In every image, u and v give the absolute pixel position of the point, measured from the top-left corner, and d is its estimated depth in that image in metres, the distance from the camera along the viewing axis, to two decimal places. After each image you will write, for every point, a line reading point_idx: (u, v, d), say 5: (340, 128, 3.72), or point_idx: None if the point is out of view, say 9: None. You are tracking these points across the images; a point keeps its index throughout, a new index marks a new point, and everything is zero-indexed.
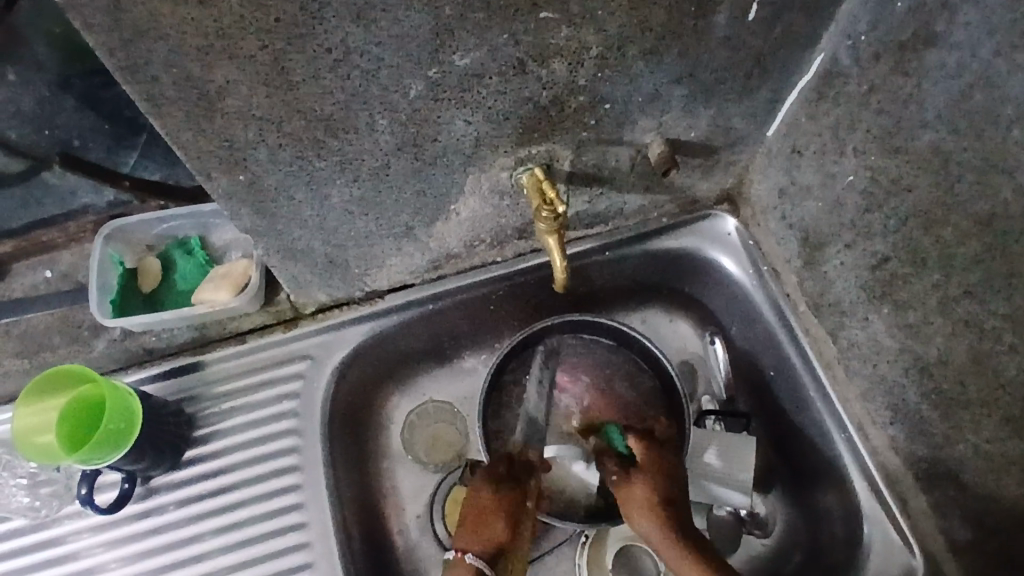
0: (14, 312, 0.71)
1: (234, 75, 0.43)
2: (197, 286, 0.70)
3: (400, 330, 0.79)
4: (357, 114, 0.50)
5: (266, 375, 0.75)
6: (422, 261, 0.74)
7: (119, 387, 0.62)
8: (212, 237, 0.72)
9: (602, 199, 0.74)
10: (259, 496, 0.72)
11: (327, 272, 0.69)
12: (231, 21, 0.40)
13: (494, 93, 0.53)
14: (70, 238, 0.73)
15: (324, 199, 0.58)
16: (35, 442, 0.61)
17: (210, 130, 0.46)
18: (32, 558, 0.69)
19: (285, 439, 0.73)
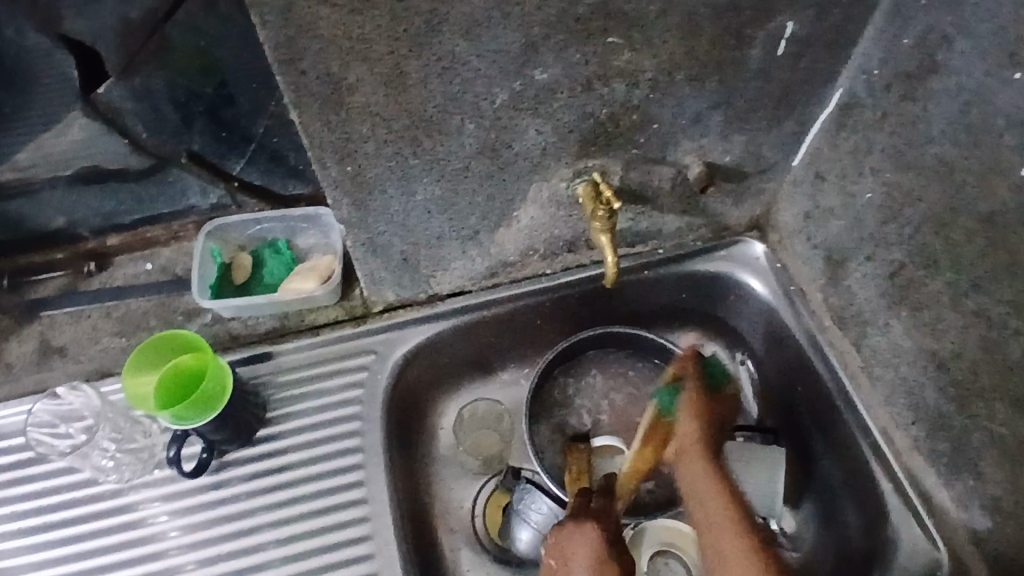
0: (119, 298, 0.80)
1: (364, 74, 0.53)
2: (282, 280, 0.79)
3: (457, 333, 0.86)
4: (451, 117, 0.60)
5: (334, 366, 0.82)
6: (482, 268, 0.82)
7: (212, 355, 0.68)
8: (298, 240, 0.82)
9: (645, 217, 0.83)
10: (322, 473, 0.77)
11: (399, 270, 0.78)
12: (369, 27, 0.50)
13: (563, 107, 0.63)
14: (172, 235, 0.84)
15: (410, 196, 0.67)
16: (144, 398, 0.67)
17: (334, 122, 0.57)
18: (108, 521, 0.74)
19: (349, 424, 0.79)
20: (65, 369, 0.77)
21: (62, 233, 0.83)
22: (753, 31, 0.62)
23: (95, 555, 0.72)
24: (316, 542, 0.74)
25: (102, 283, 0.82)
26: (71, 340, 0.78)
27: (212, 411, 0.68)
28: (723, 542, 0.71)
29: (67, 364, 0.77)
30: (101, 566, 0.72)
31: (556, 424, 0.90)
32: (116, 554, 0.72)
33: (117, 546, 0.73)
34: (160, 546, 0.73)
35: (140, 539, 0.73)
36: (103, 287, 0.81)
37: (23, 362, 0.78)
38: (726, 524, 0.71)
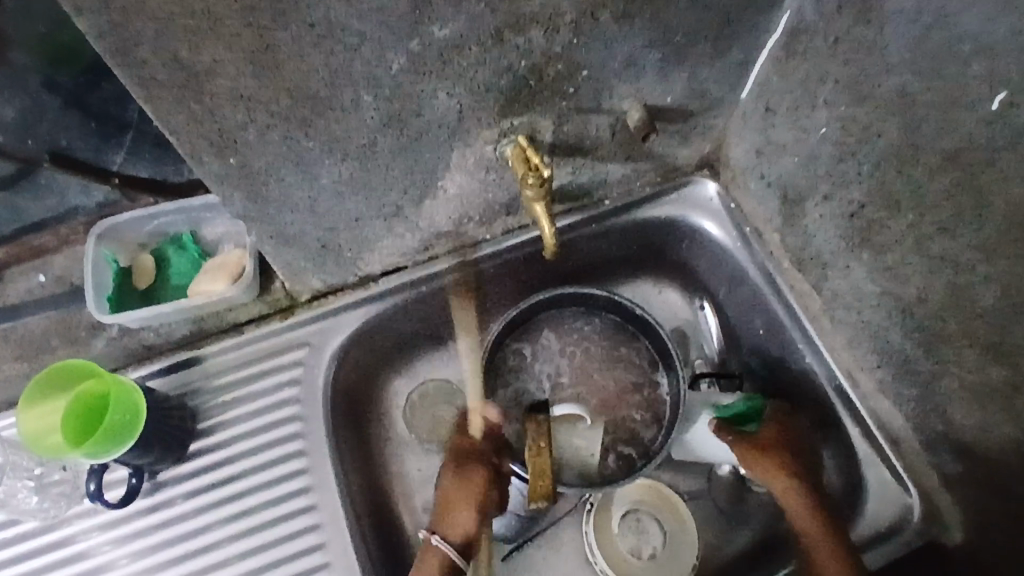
0: (12, 317, 0.71)
1: (221, 53, 0.44)
2: (191, 280, 0.71)
3: (396, 312, 0.80)
4: (341, 91, 0.51)
5: (265, 365, 0.76)
6: (413, 242, 0.75)
7: (122, 384, 0.62)
8: (204, 232, 0.73)
9: (587, 169, 0.76)
10: (268, 482, 0.72)
11: (321, 257, 0.70)
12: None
13: (474, 64, 0.54)
14: (63, 241, 0.74)
15: (314, 181, 0.59)
16: (45, 440, 0.60)
17: (199, 112, 0.48)
18: (44, 559, 0.68)
19: (289, 426, 0.74)
20: None
21: None
22: None
23: None
24: (267, 556, 0.70)
25: None
26: None
27: (124, 446, 0.61)
28: (818, 543, 0.70)
29: None
30: None
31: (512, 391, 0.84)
32: None
33: None
34: None
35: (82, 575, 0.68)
36: None
37: None
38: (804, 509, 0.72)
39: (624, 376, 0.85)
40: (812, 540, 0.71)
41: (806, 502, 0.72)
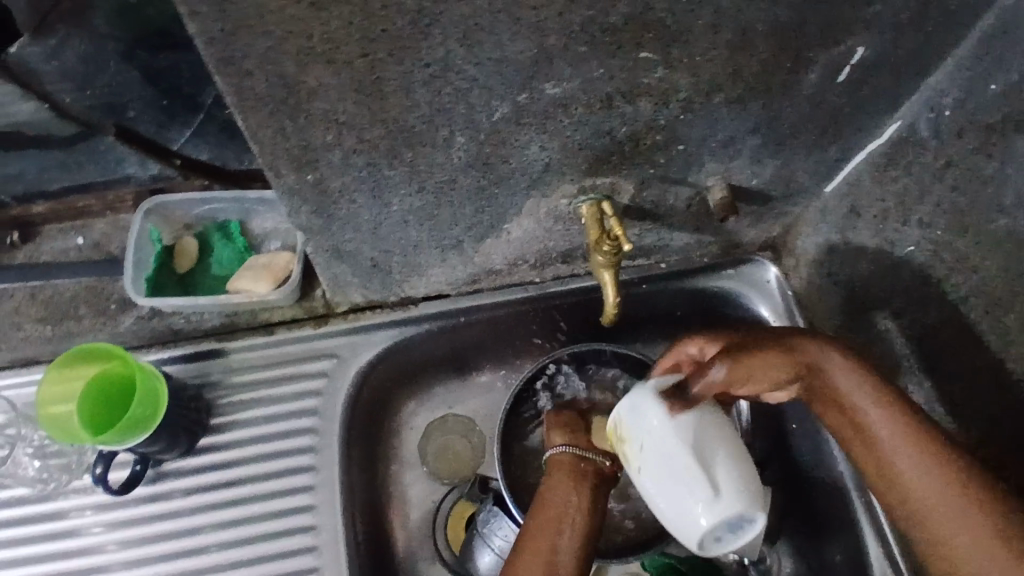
0: (41, 277, 0.69)
1: (328, 77, 0.42)
2: (232, 273, 0.69)
3: (427, 337, 0.77)
4: (437, 129, 0.49)
5: (288, 369, 0.73)
6: (462, 274, 0.72)
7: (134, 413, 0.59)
8: (253, 224, 0.71)
9: (653, 233, 0.73)
10: (271, 493, 0.70)
11: (368, 276, 0.68)
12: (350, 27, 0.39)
13: (575, 122, 0.52)
14: (107, 206, 0.72)
15: (383, 207, 0.57)
16: (57, 401, 0.60)
17: (290, 128, 0.45)
18: (36, 529, 0.67)
19: (302, 438, 0.72)
20: None
21: None
22: (816, 53, 0.52)
23: (20, 567, 0.66)
24: (259, 570, 0.67)
25: (26, 258, 0.71)
26: None
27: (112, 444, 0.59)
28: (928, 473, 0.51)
29: None
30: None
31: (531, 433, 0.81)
32: (42, 568, 0.66)
33: (44, 558, 0.66)
34: (93, 563, 0.66)
35: (68, 553, 0.66)
36: (25, 263, 0.70)
37: None
38: (954, 510, 0.49)
39: None
40: (921, 475, 0.51)
41: (899, 414, 0.53)
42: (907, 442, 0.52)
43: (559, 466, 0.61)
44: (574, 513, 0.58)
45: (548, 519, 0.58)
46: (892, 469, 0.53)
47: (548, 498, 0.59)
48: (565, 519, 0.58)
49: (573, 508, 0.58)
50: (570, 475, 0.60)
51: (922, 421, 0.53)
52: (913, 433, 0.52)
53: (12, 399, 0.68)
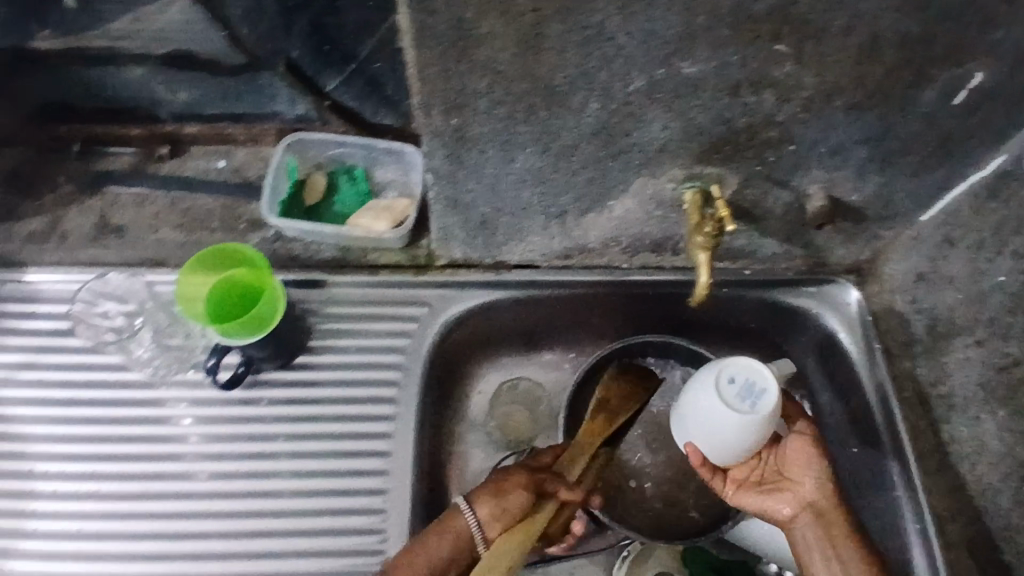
0: (186, 189, 0.76)
1: (498, 26, 0.48)
2: (352, 211, 0.75)
3: (513, 302, 0.82)
4: (576, 92, 0.55)
5: (384, 308, 0.79)
6: (557, 246, 0.77)
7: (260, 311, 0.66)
8: (376, 172, 0.78)
9: (745, 235, 0.76)
10: (352, 416, 0.75)
11: (474, 232, 0.73)
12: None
13: (700, 105, 0.56)
14: (252, 137, 0.78)
15: (508, 161, 0.62)
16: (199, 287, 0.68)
17: (452, 70, 0.52)
18: (136, 411, 0.73)
19: (387, 372, 0.77)
20: (119, 252, 0.74)
21: (121, 106, 0.76)
22: (936, 72, 0.55)
23: (120, 442, 0.72)
24: (332, 482, 0.73)
25: (171, 170, 0.77)
26: (131, 221, 0.75)
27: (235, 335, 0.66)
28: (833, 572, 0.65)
29: (120, 247, 0.74)
30: (124, 453, 0.71)
31: (596, 411, 0.84)
32: (140, 446, 0.72)
33: (142, 438, 0.72)
34: (183, 449, 0.72)
35: (163, 437, 0.72)
36: (174, 175, 0.77)
37: (76, 236, 0.75)
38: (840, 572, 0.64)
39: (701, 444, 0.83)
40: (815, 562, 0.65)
41: (845, 522, 0.66)
42: (841, 541, 0.65)
43: (473, 504, 0.69)
44: (461, 552, 0.67)
45: (438, 547, 0.67)
46: (803, 554, 0.66)
47: (439, 533, 0.67)
48: (451, 553, 0.67)
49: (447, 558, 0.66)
50: (460, 520, 0.68)
51: (861, 536, 0.66)
52: (846, 533, 0.66)
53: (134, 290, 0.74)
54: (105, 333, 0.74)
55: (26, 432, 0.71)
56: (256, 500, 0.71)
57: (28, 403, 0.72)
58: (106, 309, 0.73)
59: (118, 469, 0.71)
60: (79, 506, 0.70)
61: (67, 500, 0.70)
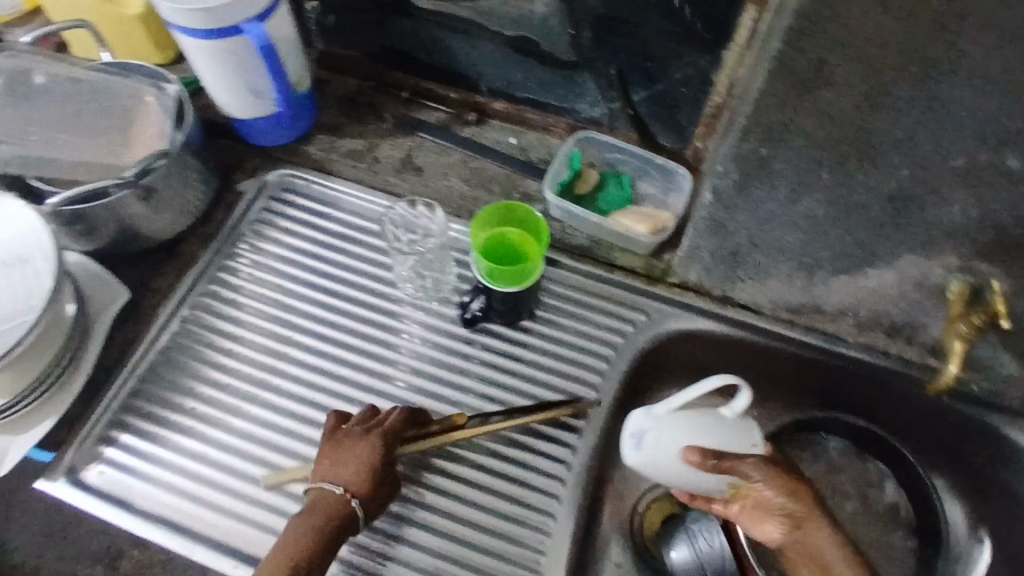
0: (479, 153, 0.88)
1: (851, 75, 0.55)
2: (614, 210, 0.84)
3: (726, 339, 0.83)
4: (891, 154, 0.59)
5: (607, 303, 0.84)
6: (791, 299, 0.80)
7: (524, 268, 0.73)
8: (641, 183, 0.86)
9: (988, 347, 0.75)
10: (553, 387, 0.79)
11: (721, 261, 0.78)
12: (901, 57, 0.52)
13: (1009, 200, 0.59)
14: (544, 125, 0.89)
15: (792, 202, 0.67)
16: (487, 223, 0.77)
17: (788, 103, 0.58)
18: (380, 317, 0.81)
19: (595, 360, 0.81)
20: (412, 187, 0.87)
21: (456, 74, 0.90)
22: None
23: (361, 339, 0.80)
24: (523, 438, 0.77)
25: (470, 134, 0.90)
26: (428, 166, 0.88)
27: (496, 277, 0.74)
28: None
29: (415, 183, 0.87)
30: (361, 348, 0.79)
31: None
32: (375, 347, 0.79)
33: (378, 341, 0.80)
34: (409, 362, 0.79)
35: (394, 346, 0.80)
36: (472, 139, 0.89)
37: (385, 164, 0.88)
38: None
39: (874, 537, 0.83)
40: None
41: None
42: None
43: (328, 488, 0.65)
44: (311, 540, 0.62)
45: (307, 540, 0.62)
46: None
47: (308, 523, 0.63)
48: (303, 533, 0.62)
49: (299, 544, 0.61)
50: (326, 509, 0.64)
51: None
52: None
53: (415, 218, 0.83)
54: (385, 251, 0.84)
55: (292, 308, 0.81)
56: (454, 433, 0.76)
57: (303, 282, 0.82)
58: (396, 232, 0.83)
59: (353, 360, 0.79)
60: (310, 388, 0.77)
61: (304, 371, 0.78)
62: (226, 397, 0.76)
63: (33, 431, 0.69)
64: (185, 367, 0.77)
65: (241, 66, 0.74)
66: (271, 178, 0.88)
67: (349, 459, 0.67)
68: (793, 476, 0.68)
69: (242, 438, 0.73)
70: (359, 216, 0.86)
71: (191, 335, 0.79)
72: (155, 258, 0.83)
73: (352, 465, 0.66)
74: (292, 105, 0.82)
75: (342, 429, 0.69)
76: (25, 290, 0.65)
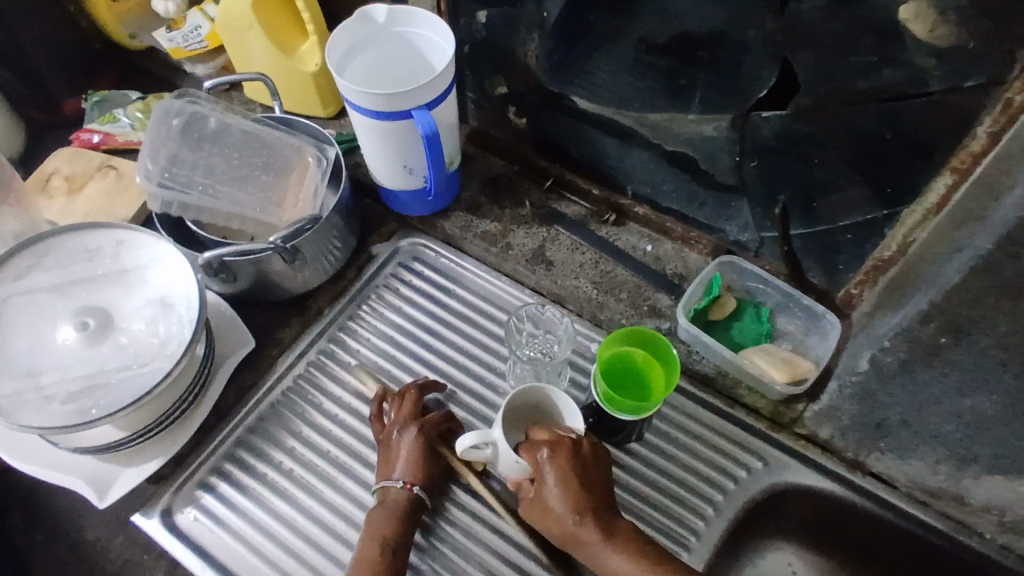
0: (613, 255, 0.86)
1: None
2: (746, 344, 0.79)
3: (847, 508, 0.75)
4: None
5: (722, 442, 0.78)
6: (933, 484, 0.72)
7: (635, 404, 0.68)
8: (780, 319, 0.80)
9: None
10: (653, 524, 0.74)
11: (860, 425, 0.72)
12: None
13: None
14: (683, 237, 0.87)
15: (962, 397, 0.60)
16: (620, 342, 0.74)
17: (983, 301, 0.52)
18: (483, 409, 0.78)
19: (702, 504, 0.75)
20: (539, 280, 0.85)
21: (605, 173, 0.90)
22: None
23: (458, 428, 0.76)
24: None
25: (607, 235, 0.88)
26: (560, 260, 0.86)
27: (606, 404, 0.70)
28: None
29: (542, 276, 0.85)
30: None
31: None
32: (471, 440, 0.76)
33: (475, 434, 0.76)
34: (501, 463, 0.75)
35: None
36: (608, 240, 0.87)
37: (516, 252, 0.87)
38: None
39: None
40: None
41: None
42: None
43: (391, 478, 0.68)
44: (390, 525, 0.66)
45: (379, 531, 0.65)
46: None
47: (378, 516, 0.67)
48: (378, 522, 0.66)
49: (375, 535, 0.65)
50: (393, 500, 0.67)
51: None
52: None
53: (538, 314, 0.81)
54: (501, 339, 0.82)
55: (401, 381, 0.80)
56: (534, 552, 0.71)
57: (415, 357, 0.81)
58: (522, 325, 0.80)
59: None
60: None
61: None
62: (324, 463, 0.76)
63: (142, 467, 0.71)
64: (289, 424, 0.78)
65: (402, 145, 0.76)
66: (405, 245, 0.89)
67: (401, 456, 0.69)
68: (608, 512, 0.62)
69: (331, 511, 0.73)
70: (484, 299, 0.85)
71: (301, 391, 0.80)
72: (282, 308, 0.85)
73: (403, 459, 0.69)
74: (441, 184, 0.83)
75: (385, 412, 0.72)
76: (166, 336, 0.66)
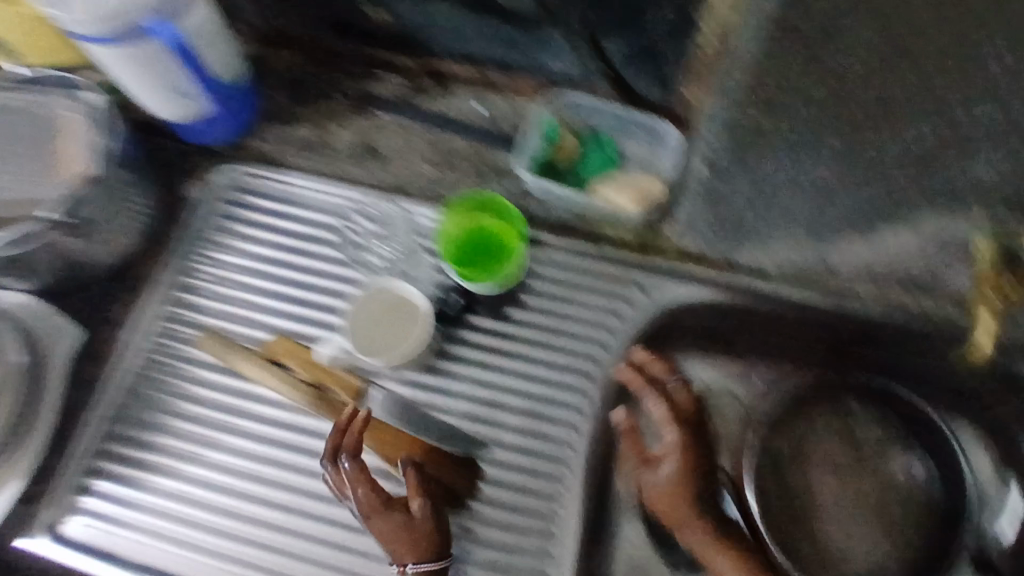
0: (442, 126, 0.80)
1: (863, 34, 0.44)
2: (596, 179, 0.75)
3: (730, 308, 0.76)
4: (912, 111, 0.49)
5: (598, 282, 0.77)
6: (802, 259, 0.72)
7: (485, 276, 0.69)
8: (625, 144, 0.78)
9: None
10: (548, 382, 0.75)
11: (721, 225, 0.70)
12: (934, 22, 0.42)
13: None
14: (509, 85, 0.81)
15: (800, 166, 0.58)
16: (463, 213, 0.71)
17: (784, 71, 0.48)
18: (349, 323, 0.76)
19: (590, 347, 0.76)
20: (374, 174, 0.79)
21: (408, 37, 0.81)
22: None
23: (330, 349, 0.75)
24: (519, 440, 0.74)
25: (433, 107, 0.81)
26: (389, 148, 0.80)
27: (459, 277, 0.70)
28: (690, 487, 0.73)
29: (375, 170, 0.79)
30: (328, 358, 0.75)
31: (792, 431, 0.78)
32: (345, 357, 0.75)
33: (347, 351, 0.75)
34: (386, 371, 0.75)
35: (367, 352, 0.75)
36: (433, 112, 0.80)
37: (341, 152, 0.80)
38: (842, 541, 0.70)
39: (901, 497, 0.75)
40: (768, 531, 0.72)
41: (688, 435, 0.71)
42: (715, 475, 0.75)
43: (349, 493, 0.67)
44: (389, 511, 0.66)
45: (383, 522, 0.66)
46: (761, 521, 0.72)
47: (381, 525, 0.66)
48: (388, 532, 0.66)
49: (394, 538, 0.66)
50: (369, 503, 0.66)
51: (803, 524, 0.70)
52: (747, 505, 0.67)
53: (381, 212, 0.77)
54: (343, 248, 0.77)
55: (258, 323, 0.76)
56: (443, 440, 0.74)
57: (263, 294, 0.77)
58: (358, 227, 0.77)
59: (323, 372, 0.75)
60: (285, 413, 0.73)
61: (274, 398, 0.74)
62: (203, 427, 0.73)
63: None
64: (156, 401, 0.74)
65: (154, 69, 0.66)
66: (218, 179, 0.80)
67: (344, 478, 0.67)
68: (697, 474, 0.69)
69: (223, 466, 0.72)
70: (314, 212, 0.79)
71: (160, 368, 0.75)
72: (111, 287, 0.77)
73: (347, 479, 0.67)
74: (225, 101, 0.74)
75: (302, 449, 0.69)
76: None
